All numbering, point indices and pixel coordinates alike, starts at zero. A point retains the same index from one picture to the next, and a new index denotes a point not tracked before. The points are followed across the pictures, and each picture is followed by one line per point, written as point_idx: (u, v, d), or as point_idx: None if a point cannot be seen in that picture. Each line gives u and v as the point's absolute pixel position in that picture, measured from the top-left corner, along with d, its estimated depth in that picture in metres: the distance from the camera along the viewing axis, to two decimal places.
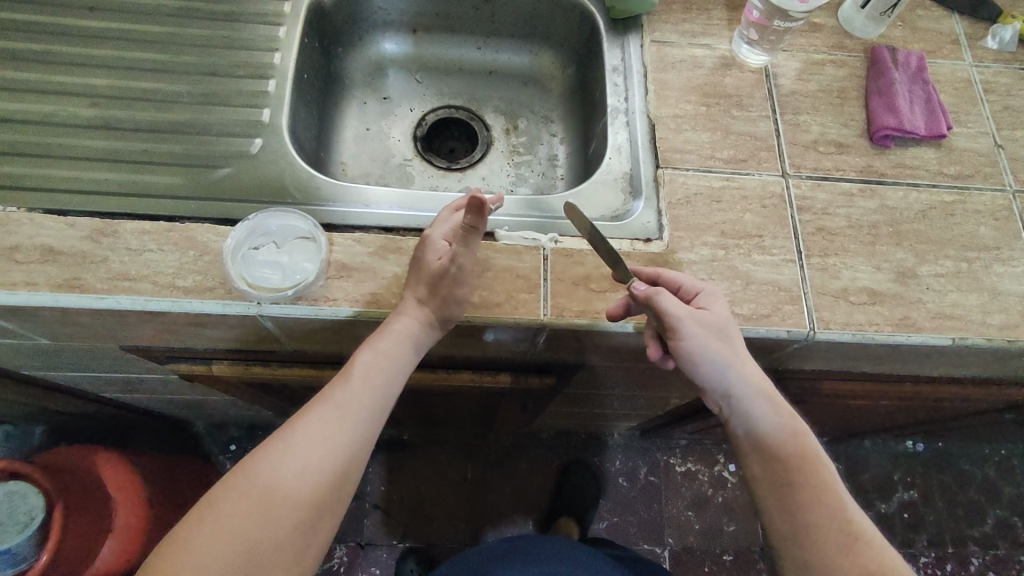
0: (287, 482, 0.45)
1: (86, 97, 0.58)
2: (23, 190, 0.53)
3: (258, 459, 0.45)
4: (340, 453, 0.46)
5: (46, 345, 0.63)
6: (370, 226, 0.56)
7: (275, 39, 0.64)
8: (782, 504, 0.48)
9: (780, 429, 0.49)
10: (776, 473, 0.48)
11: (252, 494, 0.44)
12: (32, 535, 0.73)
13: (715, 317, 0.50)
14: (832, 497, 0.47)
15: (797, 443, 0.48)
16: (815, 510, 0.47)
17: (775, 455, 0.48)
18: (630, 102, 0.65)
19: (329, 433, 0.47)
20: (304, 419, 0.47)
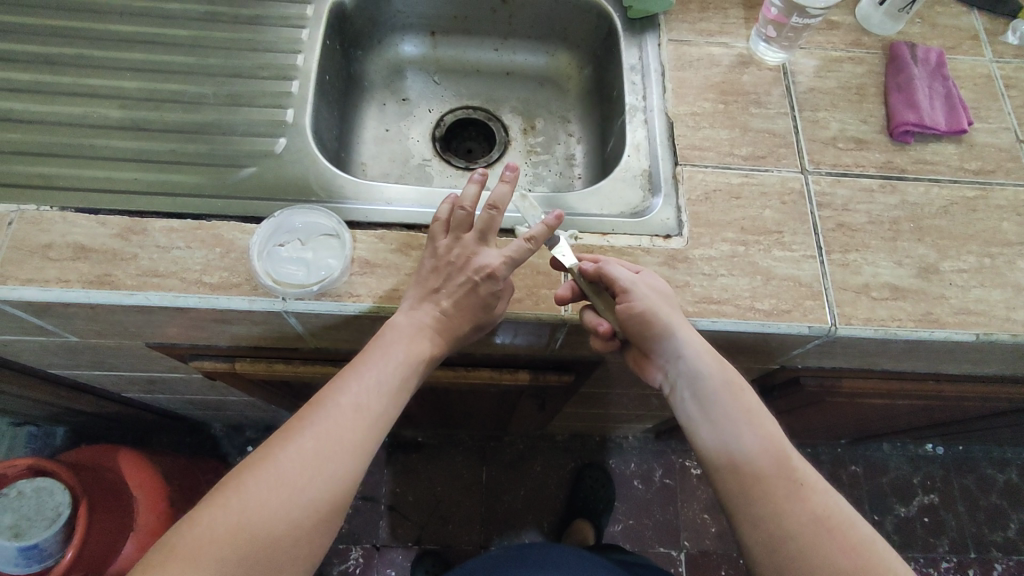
0: (302, 482, 0.45)
1: (115, 99, 0.60)
2: (55, 189, 0.55)
3: (270, 460, 0.45)
4: (337, 458, 0.46)
5: (74, 343, 0.65)
6: (392, 223, 0.57)
7: (298, 41, 0.65)
8: (729, 460, 0.48)
9: (731, 389, 0.49)
10: (721, 428, 0.49)
11: (265, 493, 0.44)
12: (59, 530, 0.71)
13: (659, 290, 0.51)
14: (779, 448, 0.48)
15: (739, 398, 0.49)
16: (761, 460, 0.47)
17: (721, 410, 0.49)
18: (648, 100, 0.66)
19: (326, 438, 0.46)
20: (314, 419, 0.47)
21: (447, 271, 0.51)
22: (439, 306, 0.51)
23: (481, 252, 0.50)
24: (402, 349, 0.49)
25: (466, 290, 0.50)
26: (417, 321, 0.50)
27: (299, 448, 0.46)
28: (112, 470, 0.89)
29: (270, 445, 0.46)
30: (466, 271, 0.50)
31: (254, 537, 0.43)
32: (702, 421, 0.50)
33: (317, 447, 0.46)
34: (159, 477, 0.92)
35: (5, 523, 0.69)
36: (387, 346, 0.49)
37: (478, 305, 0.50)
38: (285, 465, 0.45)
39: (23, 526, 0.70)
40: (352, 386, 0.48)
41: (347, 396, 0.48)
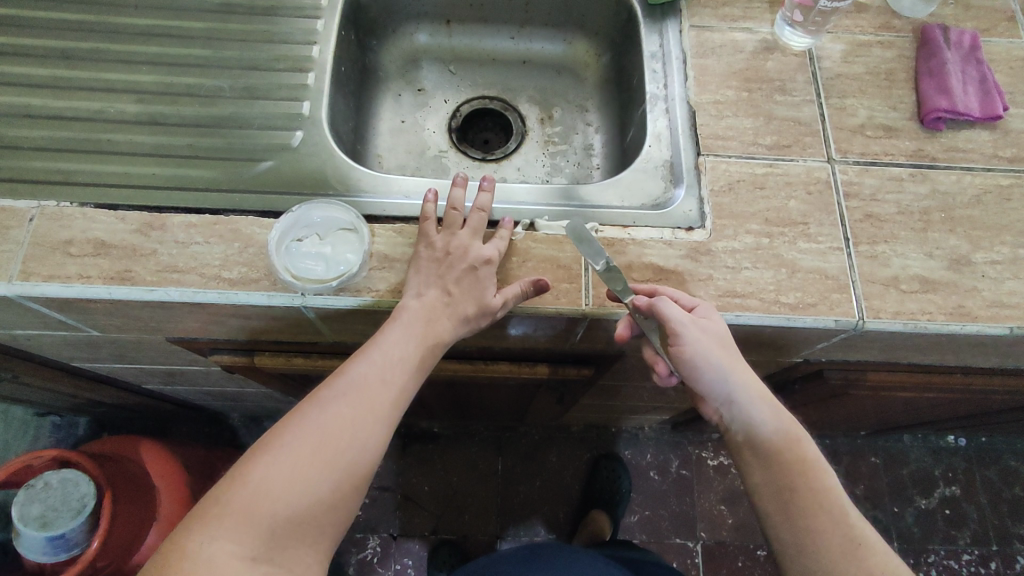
0: (342, 441, 0.45)
1: (132, 93, 0.60)
2: (72, 185, 0.55)
3: (304, 418, 0.45)
4: (363, 425, 0.46)
5: (96, 337, 0.65)
6: (410, 216, 0.57)
7: (314, 32, 0.64)
8: (783, 515, 0.48)
9: (787, 438, 0.49)
10: (781, 485, 0.48)
11: (305, 449, 0.44)
12: (85, 520, 0.72)
13: (719, 333, 0.49)
14: (833, 501, 0.47)
15: (795, 451, 0.48)
16: (819, 519, 0.47)
17: (778, 466, 0.48)
18: (669, 88, 0.64)
19: (353, 407, 0.46)
20: (348, 383, 0.47)
21: (449, 265, 0.50)
22: (446, 294, 0.50)
23: (476, 243, 0.51)
24: (439, 318, 0.49)
25: (465, 277, 0.50)
26: (432, 301, 0.49)
27: (337, 412, 0.46)
28: (134, 460, 0.90)
29: (308, 402, 0.47)
30: (464, 260, 0.50)
31: (291, 489, 0.43)
32: (756, 471, 0.49)
33: (354, 413, 0.46)
34: (178, 467, 0.93)
35: (34, 514, 0.70)
36: (422, 317, 0.49)
37: (479, 293, 0.50)
38: (326, 426, 0.45)
39: (50, 515, 0.71)
40: (387, 354, 0.48)
41: (377, 358, 0.48)
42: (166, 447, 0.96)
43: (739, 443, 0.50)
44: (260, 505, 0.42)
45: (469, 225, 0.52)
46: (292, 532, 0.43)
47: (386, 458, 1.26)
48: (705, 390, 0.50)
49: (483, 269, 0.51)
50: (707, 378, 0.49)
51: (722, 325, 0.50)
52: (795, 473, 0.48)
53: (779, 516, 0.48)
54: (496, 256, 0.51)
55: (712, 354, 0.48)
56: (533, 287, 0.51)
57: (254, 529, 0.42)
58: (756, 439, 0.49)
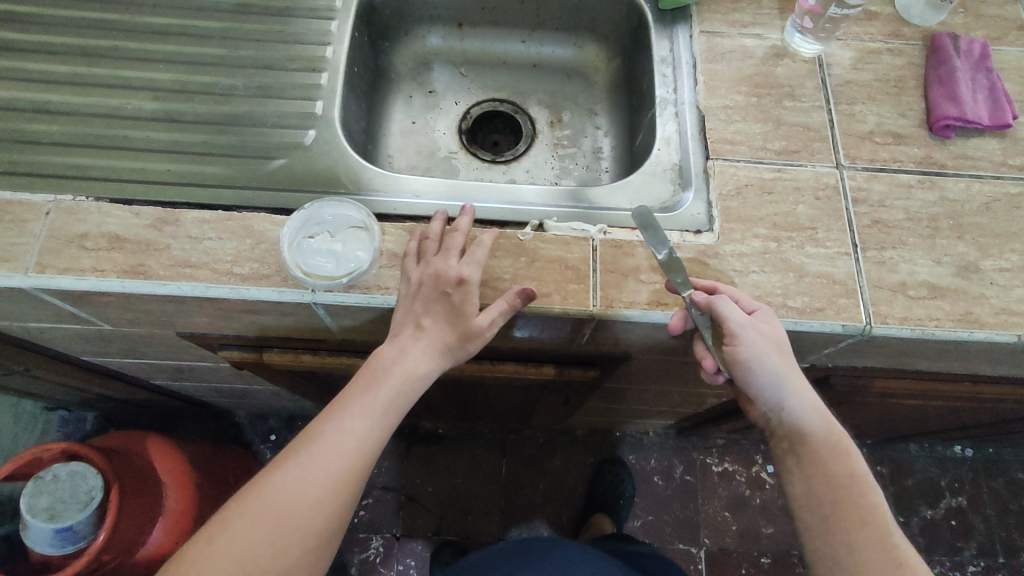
0: (308, 501, 0.45)
1: (149, 90, 0.61)
2: (88, 179, 0.55)
3: (270, 479, 0.45)
4: (330, 483, 0.46)
5: (108, 331, 0.66)
6: (420, 216, 0.57)
7: (327, 33, 0.65)
8: (827, 517, 0.47)
9: (834, 443, 0.49)
10: (824, 487, 0.48)
11: (275, 503, 0.44)
12: (92, 513, 0.73)
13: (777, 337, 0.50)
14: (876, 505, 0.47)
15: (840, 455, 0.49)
16: (861, 521, 0.47)
17: (822, 469, 0.48)
18: (679, 93, 0.65)
19: (319, 465, 0.46)
20: (315, 440, 0.47)
21: (424, 294, 0.50)
22: (422, 327, 0.49)
23: (451, 263, 0.50)
24: (416, 361, 0.49)
25: (440, 305, 0.49)
26: (405, 343, 0.49)
27: (310, 466, 0.46)
28: (141, 455, 0.91)
29: (275, 460, 0.47)
30: (438, 287, 0.49)
31: (255, 554, 0.43)
32: (800, 474, 0.49)
33: (321, 471, 0.46)
34: (183, 463, 0.94)
35: (42, 506, 0.71)
36: (397, 362, 0.49)
37: (457, 320, 0.49)
38: (296, 482, 0.45)
39: (58, 508, 0.72)
40: (362, 404, 0.48)
41: (347, 411, 0.48)
42: (172, 443, 0.97)
43: (785, 450, 0.51)
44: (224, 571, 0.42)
45: (443, 249, 0.51)
46: None
47: (390, 459, 1.26)
48: (755, 393, 0.50)
49: (457, 293, 0.49)
50: (759, 382, 0.49)
51: (779, 329, 0.50)
52: (839, 476, 0.48)
53: (816, 527, 0.48)
54: (472, 274, 0.49)
55: (769, 356, 0.49)
56: (518, 299, 0.49)
57: None
58: (801, 443, 0.49)
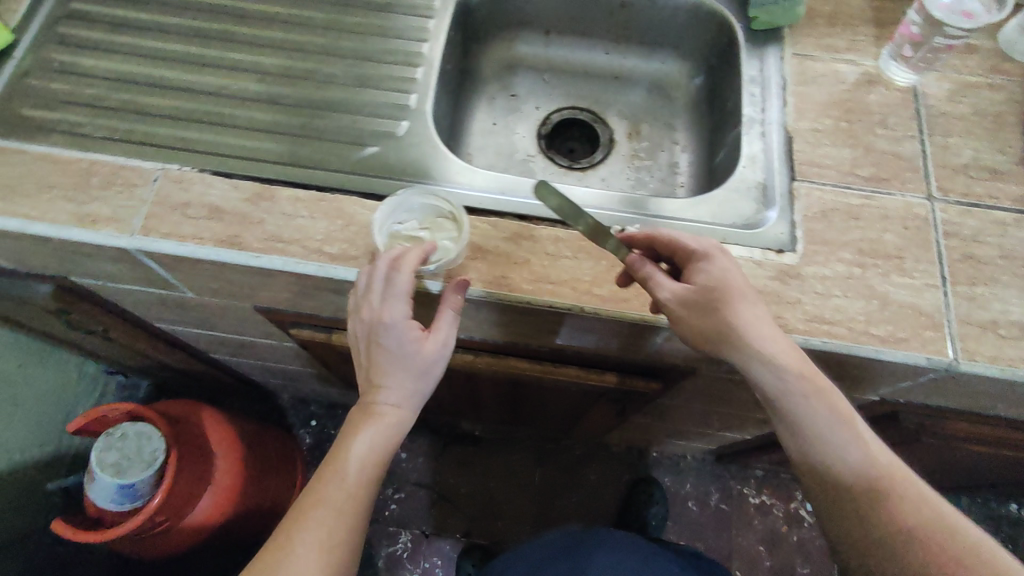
0: (319, 569, 0.46)
1: (254, 73, 0.63)
2: (194, 151, 0.58)
3: (274, 564, 0.46)
4: (334, 544, 0.48)
5: (189, 300, 0.69)
6: (505, 212, 0.58)
7: (425, 30, 0.67)
8: (874, 532, 0.46)
9: (855, 437, 0.48)
10: (861, 500, 0.47)
11: None
12: (154, 474, 0.75)
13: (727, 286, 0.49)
14: (914, 492, 0.46)
15: (864, 449, 0.48)
16: (908, 522, 0.45)
17: (853, 475, 0.48)
18: (767, 113, 0.64)
19: (320, 535, 0.47)
20: (310, 514, 0.48)
21: (372, 352, 0.49)
22: (380, 381, 0.49)
23: (388, 313, 0.49)
24: (388, 408, 0.49)
25: (383, 355, 0.49)
26: (369, 402, 0.49)
27: (306, 538, 0.47)
28: (197, 423, 0.94)
29: (273, 545, 0.47)
30: (375, 342, 0.49)
31: None
32: (833, 488, 0.48)
33: (323, 540, 0.47)
34: (235, 437, 0.97)
35: (110, 461, 0.74)
36: (370, 416, 0.49)
37: (407, 361, 0.49)
38: (295, 559, 0.46)
39: (124, 465, 0.74)
40: (344, 465, 0.49)
41: (331, 479, 0.49)
42: (225, 416, 1.00)
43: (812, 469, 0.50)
44: None
45: (371, 303, 0.49)
46: None
47: (425, 456, 1.27)
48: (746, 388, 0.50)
49: (398, 339, 0.48)
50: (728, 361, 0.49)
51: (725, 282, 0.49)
52: (871, 479, 0.47)
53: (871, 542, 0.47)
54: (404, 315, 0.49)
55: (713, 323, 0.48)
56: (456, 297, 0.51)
57: None
58: (824, 453, 0.48)
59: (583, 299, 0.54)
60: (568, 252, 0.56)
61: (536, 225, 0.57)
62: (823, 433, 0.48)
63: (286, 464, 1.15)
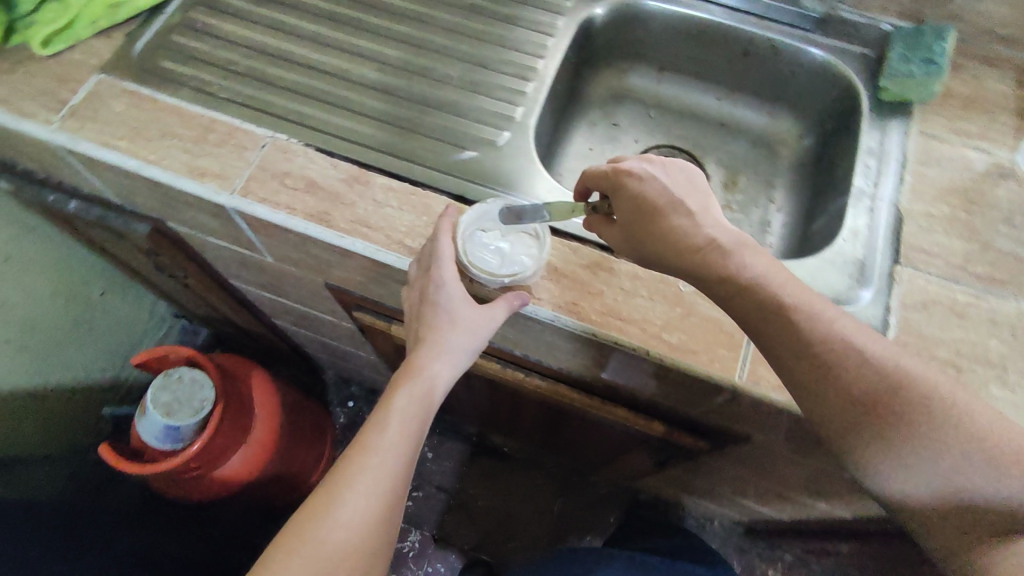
0: (372, 516, 0.48)
1: (373, 61, 0.66)
2: (304, 126, 0.61)
3: (327, 514, 0.46)
4: (386, 496, 0.49)
5: (267, 264, 0.71)
6: (589, 239, 0.57)
7: (543, 46, 0.68)
8: (890, 444, 0.41)
9: (859, 370, 0.42)
10: (898, 464, 0.41)
11: (342, 528, 0.46)
12: (197, 421, 0.78)
13: (658, 182, 0.49)
14: (947, 412, 0.40)
15: (877, 379, 0.42)
16: (957, 470, 0.39)
17: (878, 425, 0.41)
18: (880, 188, 0.61)
19: (374, 485, 0.48)
20: (362, 464, 0.48)
21: (424, 314, 0.53)
22: (429, 341, 0.53)
23: (440, 280, 0.52)
24: (434, 363, 0.52)
25: (430, 314, 0.53)
26: (419, 359, 0.52)
27: (360, 487, 0.47)
28: (244, 382, 0.96)
29: (321, 496, 0.47)
30: (425, 304, 0.53)
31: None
32: (868, 453, 0.42)
33: (376, 490, 0.48)
34: (275, 404, 0.99)
35: (163, 399, 0.78)
36: (417, 370, 0.52)
37: (452, 322, 0.53)
38: (346, 509, 0.47)
39: (173, 406, 0.78)
40: (388, 416, 0.51)
41: (382, 433, 0.50)
42: (272, 380, 1.02)
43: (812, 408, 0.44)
44: None
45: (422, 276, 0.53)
46: None
47: (450, 460, 1.27)
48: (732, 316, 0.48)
49: (444, 303, 0.52)
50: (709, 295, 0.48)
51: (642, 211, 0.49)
52: (899, 425, 0.41)
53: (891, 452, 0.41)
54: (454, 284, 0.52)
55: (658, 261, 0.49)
56: (515, 303, 0.52)
57: None
58: (836, 411, 0.43)
59: (650, 341, 0.52)
60: (644, 291, 0.54)
61: (615, 259, 0.56)
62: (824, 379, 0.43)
63: (315, 440, 1.16)
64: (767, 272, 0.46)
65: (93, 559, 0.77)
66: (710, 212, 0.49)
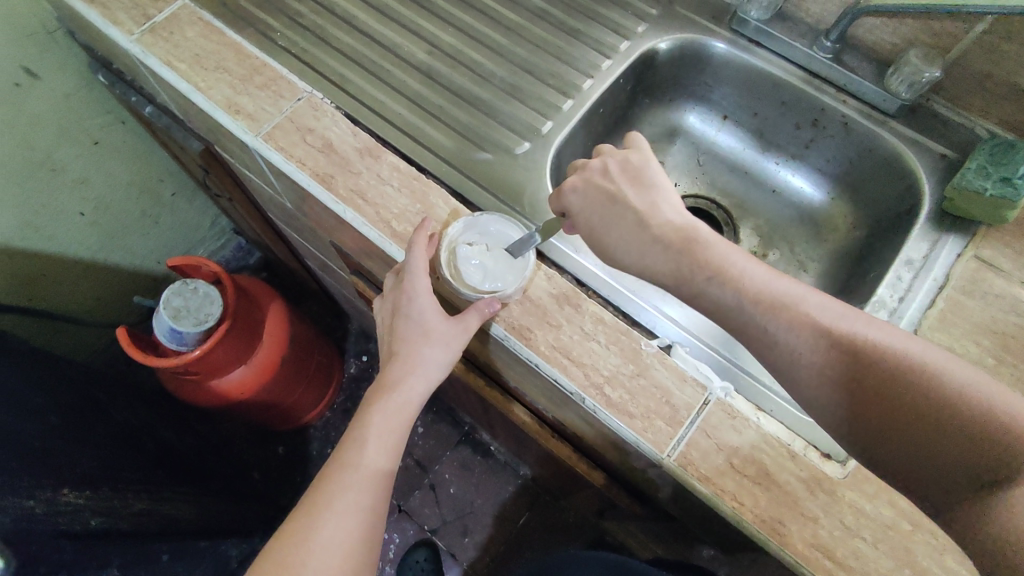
0: (357, 528, 0.51)
1: (428, 43, 0.67)
2: (342, 90, 0.63)
3: (310, 529, 0.50)
4: (368, 507, 0.52)
5: (289, 208, 0.75)
6: (566, 271, 0.56)
7: (597, 67, 0.66)
8: (874, 408, 0.40)
9: (823, 339, 0.42)
10: (881, 428, 0.40)
11: (327, 540, 0.50)
12: (199, 332, 0.85)
13: (603, 188, 0.53)
14: (923, 371, 0.40)
15: (848, 343, 0.42)
16: (942, 421, 0.38)
17: (858, 385, 0.41)
18: (904, 304, 0.54)
19: (358, 500, 0.52)
20: (344, 483, 0.52)
21: (397, 322, 0.55)
22: (402, 350, 0.55)
23: (410, 289, 0.53)
24: (408, 376, 0.54)
25: (402, 321, 0.55)
26: (393, 369, 0.55)
27: (342, 503, 0.51)
28: (261, 309, 1.03)
29: (304, 514, 0.51)
30: (398, 310, 0.55)
31: None
32: (852, 415, 0.41)
33: (359, 506, 0.52)
34: (285, 335, 1.05)
35: (175, 304, 0.85)
36: (391, 386, 0.54)
37: (422, 330, 0.54)
38: (328, 529, 0.50)
39: (181, 312, 0.85)
40: (365, 433, 0.54)
41: (359, 453, 0.54)
42: (289, 314, 1.08)
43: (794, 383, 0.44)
44: None
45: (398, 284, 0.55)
46: None
47: (437, 440, 1.30)
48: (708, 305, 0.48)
49: (414, 312, 0.54)
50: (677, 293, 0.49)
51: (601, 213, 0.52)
52: (873, 390, 0.40)
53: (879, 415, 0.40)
54: (423, 293, 0.53)
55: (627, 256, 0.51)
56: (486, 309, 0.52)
57: None
58: (813, 376, 0.42)
59: (590, 390, 0.50)
60: (602, 338, 0.52)
61: (587, 298, 0.54)
62: (790, 354, 0.43)
63: (319, 379, 1.23)
64: (713, 269, 0.47)
65: (101, 427, 0.81)
66: (657, 205, 0.52)
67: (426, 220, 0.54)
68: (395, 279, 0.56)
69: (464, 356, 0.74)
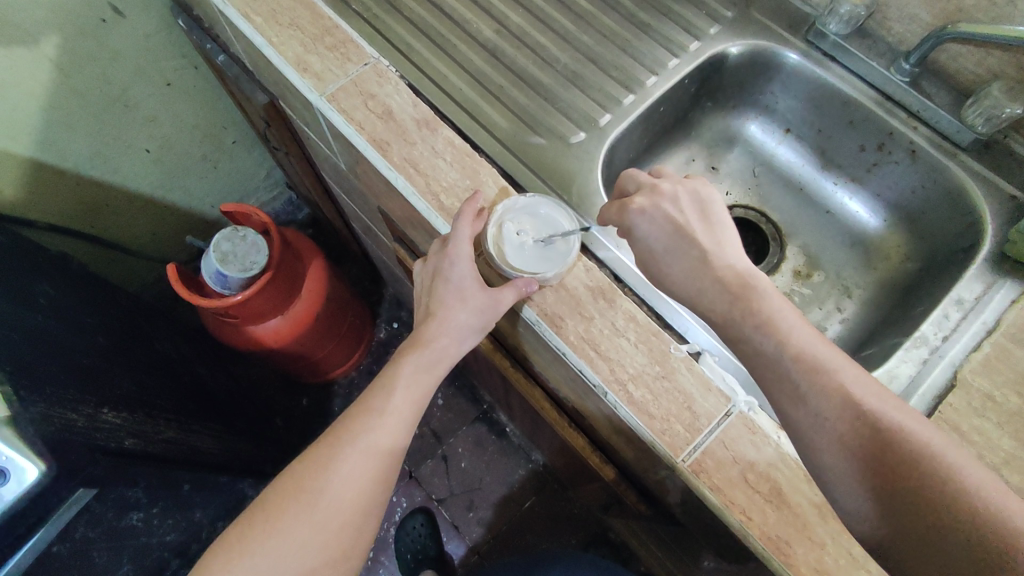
0: (375, 469, 0.53)
1: (497, 23, 0.67)
2: (408, 60, 0.64)
3: (331, 462, 0.52)
4: (388, 452, 0.54)
5: (342, 169, 0.77)
6: (606, 266, 0.57)
7: (663, 64, 0.65)
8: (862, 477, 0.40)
9: (838, 406, 0.42)
10: (881, 509, 0.39)
11: (346, 475, 0.52)
12: (243, 277, 0.89)
13: (672, 211, 0.52)
14: (934, 466, 0.39)
15: (865, 421, 0.41)
16: (945, 519, 0.37)
17: (863, 464, 0.40)
18: (946, 344, 0.53)
19: (380, 443, 0.54)
20: (367, 425, 0.54)
21: (434, 289, 0.56)
22: (435, 316, 0.56)
23: (451, 258, 0.54)
24: (439, 339, 0.56)
25: (439, 290, 0.56)
26: (424, 335, 0.56)
27: (364, 442, 0.53)
28: (304, 262, 1.06)
29: (326, 449, 0.53)
30: (437, 278, 0.56)
31: (338, 515, 0.51)
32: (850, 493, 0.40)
33: (381, 448, 0.54)
34: (324, 291, 1.08)
35: (223, 249, 0.89)
36: (421, 348, 0.56)
37: (458, 300, 0.55)
38: (347, 465, 0.52)
39: (228, 257, 0.88)
40: (394, 382, 0.56)
41: (386, 400, 0.55)
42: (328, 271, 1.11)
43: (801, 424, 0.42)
44: (309, 533, 0.50)
45: (440, 252, 0.56)
46: (343, 546, 0.51)
47: (456, 414, 1.32)
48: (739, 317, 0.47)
49: (452, 282, 0.55)
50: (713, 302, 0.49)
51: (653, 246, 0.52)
52: (871, 467, 0.40)
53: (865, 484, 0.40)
54: (465, 264, 0.54)
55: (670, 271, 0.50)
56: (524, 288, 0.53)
57: (314, 548, 0.50)
58: (826, 443, 0.41)
59: (613, 385, 0.50)
60: (632, 337, 0.52)
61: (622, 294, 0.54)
62: (812, 414, 0.42)
63: (350, 338, 1.26)
64: None
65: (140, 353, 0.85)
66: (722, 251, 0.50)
67: (478, 194, 0.54)
68: (438, 246, 0.56)
69: (493, 335, 0.75)
